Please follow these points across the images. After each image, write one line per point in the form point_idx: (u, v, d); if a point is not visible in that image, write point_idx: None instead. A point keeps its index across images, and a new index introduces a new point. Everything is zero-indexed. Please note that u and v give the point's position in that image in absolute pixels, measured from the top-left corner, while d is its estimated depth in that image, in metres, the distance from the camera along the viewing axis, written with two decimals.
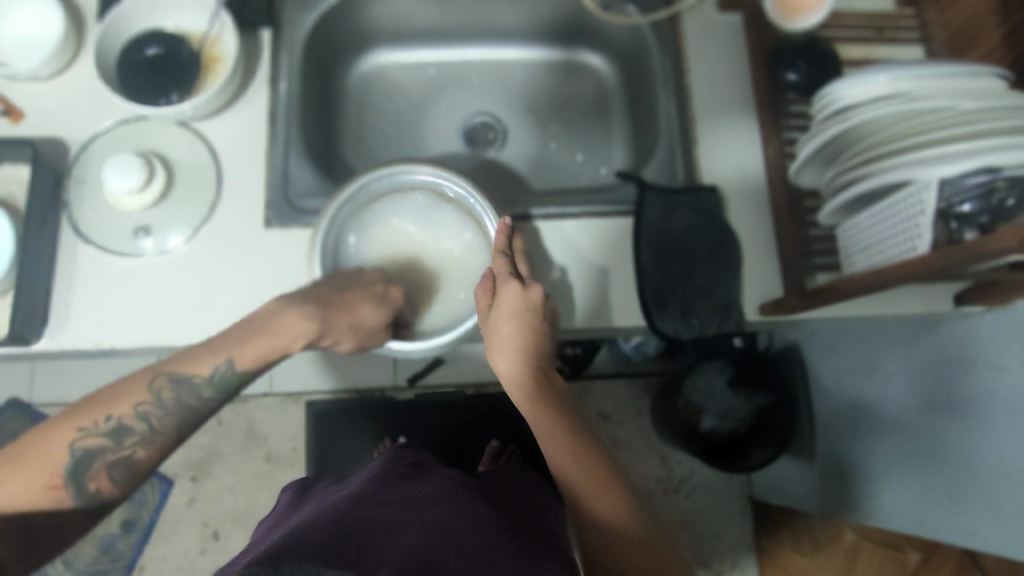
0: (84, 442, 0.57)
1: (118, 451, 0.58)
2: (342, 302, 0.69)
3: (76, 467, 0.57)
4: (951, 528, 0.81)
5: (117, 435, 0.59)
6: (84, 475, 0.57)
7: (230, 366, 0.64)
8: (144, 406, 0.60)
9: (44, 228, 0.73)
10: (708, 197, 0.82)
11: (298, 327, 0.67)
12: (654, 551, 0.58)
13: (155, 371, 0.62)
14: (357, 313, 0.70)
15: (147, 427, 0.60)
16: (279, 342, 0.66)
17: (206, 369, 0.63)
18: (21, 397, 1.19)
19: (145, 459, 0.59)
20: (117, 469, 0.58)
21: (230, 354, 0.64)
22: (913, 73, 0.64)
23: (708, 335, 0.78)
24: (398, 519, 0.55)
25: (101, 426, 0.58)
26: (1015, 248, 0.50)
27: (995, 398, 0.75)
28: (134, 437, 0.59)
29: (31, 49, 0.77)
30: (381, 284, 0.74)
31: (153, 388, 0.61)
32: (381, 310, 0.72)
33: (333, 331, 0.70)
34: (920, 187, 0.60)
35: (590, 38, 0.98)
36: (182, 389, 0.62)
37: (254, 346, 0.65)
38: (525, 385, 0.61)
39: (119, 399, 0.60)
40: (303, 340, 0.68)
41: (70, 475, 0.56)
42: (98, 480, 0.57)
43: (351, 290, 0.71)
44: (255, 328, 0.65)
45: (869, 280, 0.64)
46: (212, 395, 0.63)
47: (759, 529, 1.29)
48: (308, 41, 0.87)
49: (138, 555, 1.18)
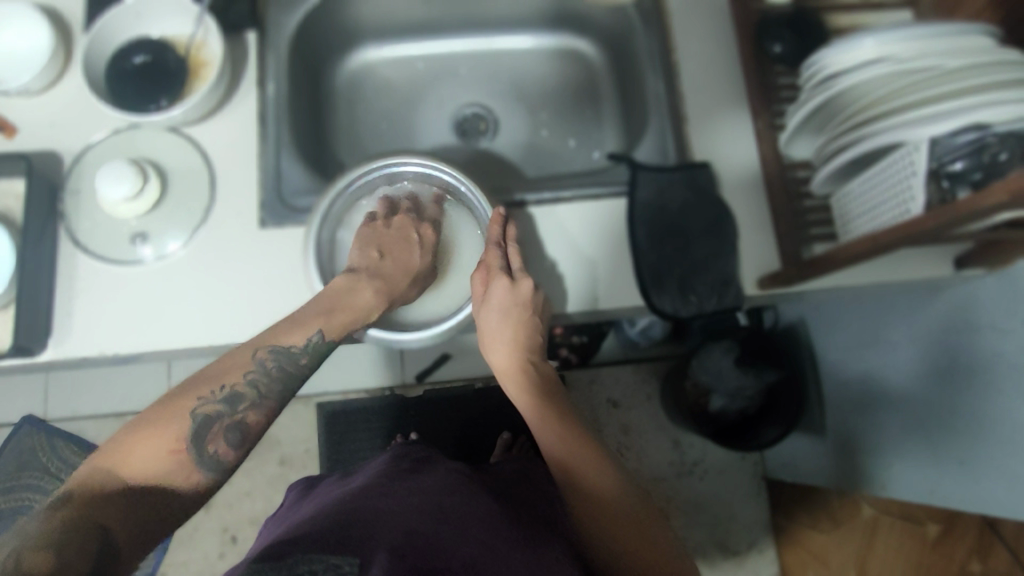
0: (204, 408, 0.53)
1: (234, 416, 0.55)
2: (394, 262, 0.70)
3: (197, 431, 0.52)
4: (965, 496, 0.81)
5: (232, 400, 0.55)
6: (203, 438, 0.53)
7: (322, 337, 0.62)
8: (252, 373, 0.57)
9: (42, 239, 0.74)
10: (700, 173, 0.81)
11: (370, 296, 0.66)
12: (649, 534, 0.57)
13: (257, 345, 0.59)
14: (407, 264, 0.71)
15: (257, 393, 0.57)
16: (358, 308, 0.66)
17: (299, 341, 0.61)
18: (35, 411, 1.21)
19: (256, 423, 0.56)
20: (234, 433, 0.54)
21: (320, 325, 0.62)
22: (901, 36, 0.62)
23: (708, 312, 0.77)
24: (398, 508, 0.55)
25: (217, 395, 0.55)
26: (1008, 202, 0.49)
27: (1003, 361, 0.74)
28: (246, 404, 0.56)
29: (21, 65, 0.78)
30: (414, 231, 0.73)
31: (256, 356, 0.58)
32: (425, 256, 0.72)
33: (400, 291, 0.70)
34: (911, 148, 0.59)
35: (575, 23, 0.98)
36: (283, 357, 0.59)
37: (342, 316, 0.64)
38: (515, 376, 0.63)
39: (227, 368, 0.56)
40: (377, 309, 0.67)
41: (192, 440, 0.52)
42: (217, 444, 0.53)
43: (394, 245, 0.71)
44: (332, 297, 0.64)
45: (863, 247, 0.63)
46: (311, 363, 0.61)
47: (775, 508, 1.28)
48: (294, 41, 0.87)
49: (157, 562, 1.19)
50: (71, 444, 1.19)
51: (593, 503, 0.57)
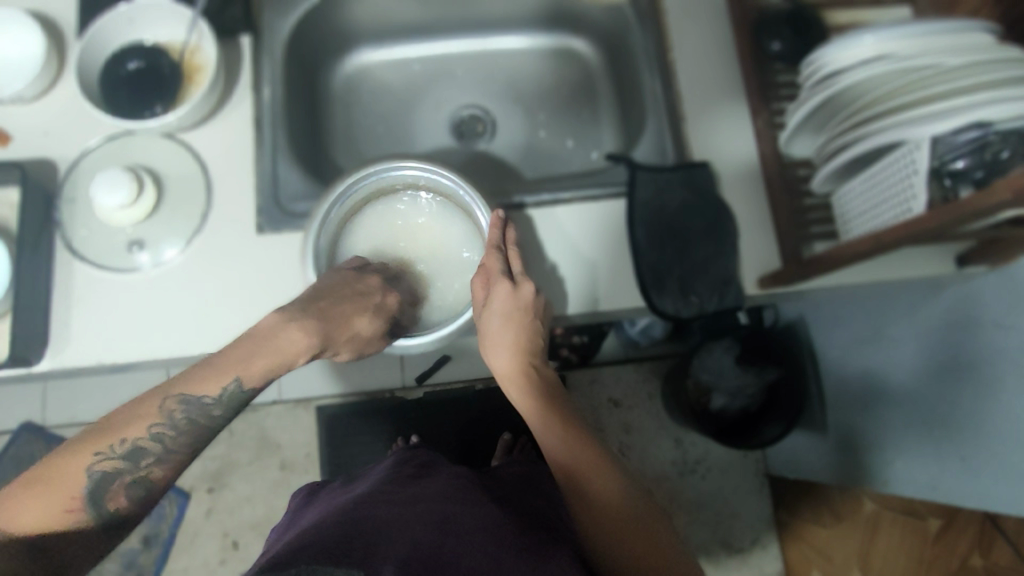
0: (101, 466, 0.50)
1: (135, 472, 0.52)
2: (337, 321, 0.63)
3: (95, 488, 0.50)
4: (967, 494, 0.80)
5: (134, 456, 0.52)
6: (100, 496, 0.51)
7: (239, 386, 0.57)
8: (158, 425, 0.53)
9: (38, 248, 0.73)
10: (700, 172, 0.81)
11: (301, 341, 0.60)
12: (650, 532, 0.57)
13: (164, 392, 0.54)
14: (350, 326, 0.64)
15: (162, 447, 0.53)
16: (282, 358, 0.59)
17: (213, 391, 0.55)
18: (34, 419, 1.20)
19: (161, 478, 0.53)
20: (134, 490, 0.52)
21: (238, 372, 0.56)
22: (901, 33, 0.62)
23: (708, 311, 0.77)
24: (400, 518, 0.55)
25: (117, 450, 0.51)
26: (1011, 201, 0.48)
27: (1004, 357, 0.74)
28: (150, 459, 0.53)
29: (14, 72, 0.78)
30: (380, 294, 0.67)
31: (163, 408, 0.53)
32: (376, 320, 0.67)
33: (333, 346, 0.64)
34: (912, 147, 0.59)
35: (572, 22, 0.97)
36: (194, 410, 0.54)
37: (262, 362, 0.57)
38: (517, 380, 0.62)
39: (130, 420, 0.52)
40: (304, 357, 0.60)
41: (89, 497, 0.50)
42: (116, 500, 0.51)
43: (343, 303, 0.64)
44: (257, 343, 0.58)
45: (865, 246, 0.63)
46: (225, 412, 0.57)
47: (778, 504, 1.28)
48: (289, 45, 0.86)
49: (159, 569, 1.19)
50: None
51: (596, 506, 0.57)
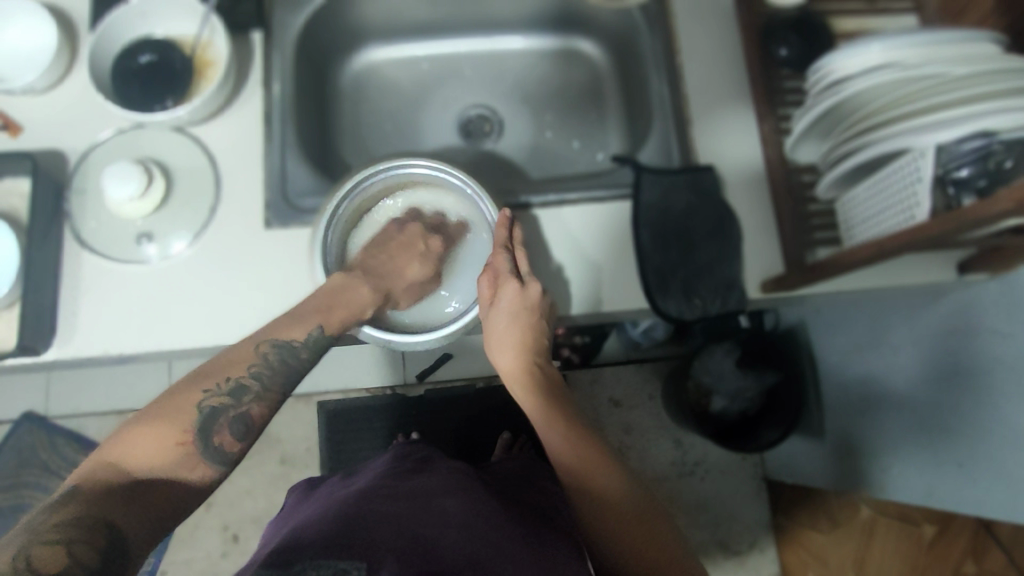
0: (210, 401, 0.56)
1: (238, 407, 0.57)
2: (390, 266, 0.72)
3: (204, 423, 0.55)
4: (965, 500, 0.81)
5: (237, 393, 0.57)
6: (209, 431, 0.55)
7: (322, 331, 0.64)
8: (256, 365, 0.60)
9: (48, 238, 0.74)
10: (704, 176, 0.82)
11: (367, 295, 0.68)
12: (648, 527, 0.57)
13: (257, 339, 0.61)
14: (400, 275, 0.73)
15: (261, 385, 0.59)
16: (354, 308, 0.67)
17: (299, 336, 0.63)
18: (36, 409, 1.21)
19: (260, 415, 0.58)
20: (238, 426, 0.56)
21: (320, 321, 0.64)
22: (907, 42, 0.63)
23: (711, 314, 0.78)
24: (404, 512, 0.55)
25: (223, 388, 0.57)
26: (1013, 210, 0.49)
27: (1003, 365, 0.75)
28: (250, 397, 0.58)
29: (27, 64, 0.78)
30: (421, 241, 0.74)
31: (258, 350, 0.60)
32: (426, 266, 0.74)
33: (391, 294, 0.72)
34: (917, 155, 0.59)
35: (581, 24, 0.98)
36: (285, 350, 0.61)
37: (340, 313, 0.65)
38: (521, 379, 0.63)
39: (231, 362, 0.59)
40: (371, 307, 0.68)
41: (200, 431, 0.54)
42: (222, 436, 0.55)
43: (394, 254, 0.73)
44: (330, 294, 0.66)
45: (869, 251, 0.63)
46: (311, 356, 0.64)
47: (775, 508, 1.29)
48: (300, 42, 0.87)
49: (158, 561, 1.19)
50: (72, 443, 1.19)
51: (598, 503, 0.57)
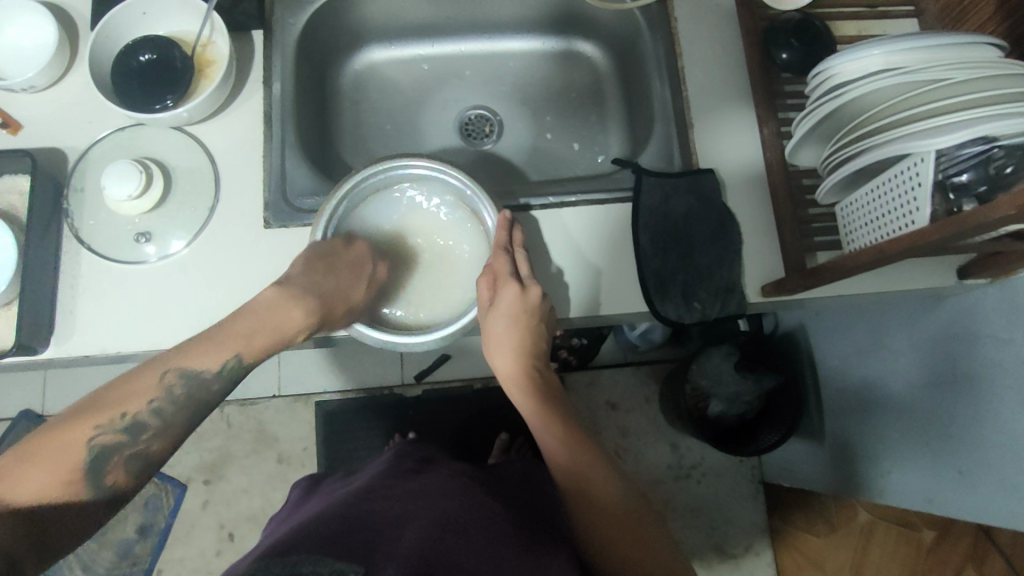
0: (101, 438, 0.55)
1: (134, 444, 0.57)
2: (337, 287, 0.70)
3: (95, 459, 0.55)
4: (963, 505, 0.81)
5: (133, 430, 0.57)
6: (101, 468, 0.55)
7: (240, 361, 0.63)
8: (156, 400, 0.58)
9: (47, 237, 0.73)
10: (705, 179, 0.81)
11: (299, 318, 0.67)
12: (642, 531, 0.58)
13: (165, 367, 0.59)
14: (347, 296, 0.72)
15: (161, 422, 0.58)
16: (284, 330, 0.66)
17: (215, 365, 0.62)
18: (33, 406, 1.20)
19: (159, 451, 0.58)
20: (133, 463, 0.57)
21: (239, 349, 0.63)
22: (909, 45, 0.63)
23: (711, 318, 0.78)
24: (402, 513, 0.55)
25: (117, 424, 0.56)
26: (1014, 215, 0.49)
27: (1002, 370, 0.75)
28: (148, 433, 0.58)
29: (28, 61, 0.78)
30: (368, 264, 0.74)
31: (162, 383, 0.59)
32: (367, 291, 0.74)
33: (331, 317, 0.70)
34: (918, 159, 0.59)
35: (582, 26, 0.98)
36: (192, 384, 0.60)
37: (262, 339, 0.64)
38: (521, 381, 0.64)
39: (129, 396, 0.57)
40: (301, 333, 0.67)
41: (91, 468, 0.55)
42: (116, 472, 0.56)
43: (339, 273, 0.71)
44: (258, 317, 0.65)
45: (869, 255, 0.63)
46: (222, 387, 0.62)
47: (772, 512, 1.28)
48: (301, 41, 0.87)
49: (154, 559, 1.19)
50: None
51: (595, 503, 0.58)
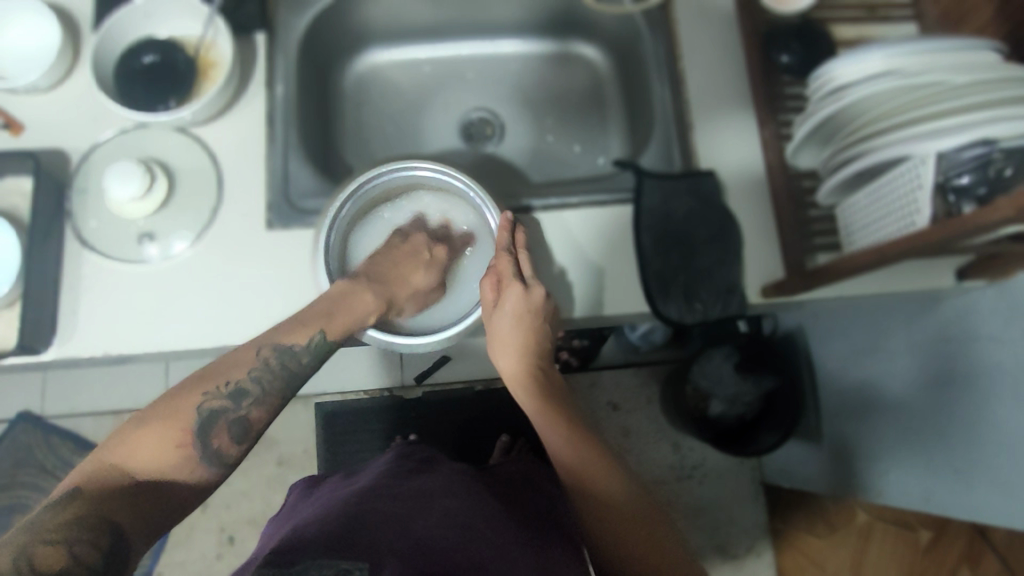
0: (209, 404, 0.54)
1: (237, 411, 0.56)
2: (395, 272, 0.70)
3: (202, 426, 0.54)
4: (960, 505, 0.81)
5: (236, 396, 0.56)
6: (207, 434, 0.54)
7: (324, 337, 0.62)
8: (256, 370, 0.58)
9: (49, 237, 0.73)
10: (705, 181, 0.82)
11: (372, 301, 0.66)
12: (647, 527, 0.58)
13: (261, 342, 0.59)
14: (409, 279, 0.71)
15: (261, 389, 0.57)
16: (359, 311, 0.64)
17: (303, 340, 0.60)
18: (32, 409, 1.20)
19: (259, 419, 0.57)
20: (236, 430, 0.55)
21: (324, 325, 0.62)
22: (907, 49, 0.63)
23: (711, 318, 0.79)
24: (407, 511, 0.55)
25: (222, 390, 0.55)
26: (1013, 217, 0.50)
27: (999, 371, 0.75)
28: (249, 400, 0.57)
29: (30, 63, 0.78)
30: (426, 249, 0.74)
31: (260, 354, 0.58)
32: (431, 274, 0.73)
33: (397, 301, 0.69)
34: (917, 161, 0.60)
35: (583, 29, 0.98)
36: (287, 355, 0.59)
37: (343, 318, 0.63)
38: (523, 381, 0.64)
39: (231, 365, 0.57)
40: (375, 314, 0.66)
41: (199, 433, 0.53)
42: (220, 439, 0.54)
43: (401, 260, 0.71)
44: (333, 299, 0.64)
45: (869, 257, 0.64)
46: (313, 362, 0.61)
47: (772, 512, 1.28)
48: (303, 43, 0.87)
49: (154, 562, 1.19)
50: (67, 443, 1.19)
51: (600, 501, 0.57)
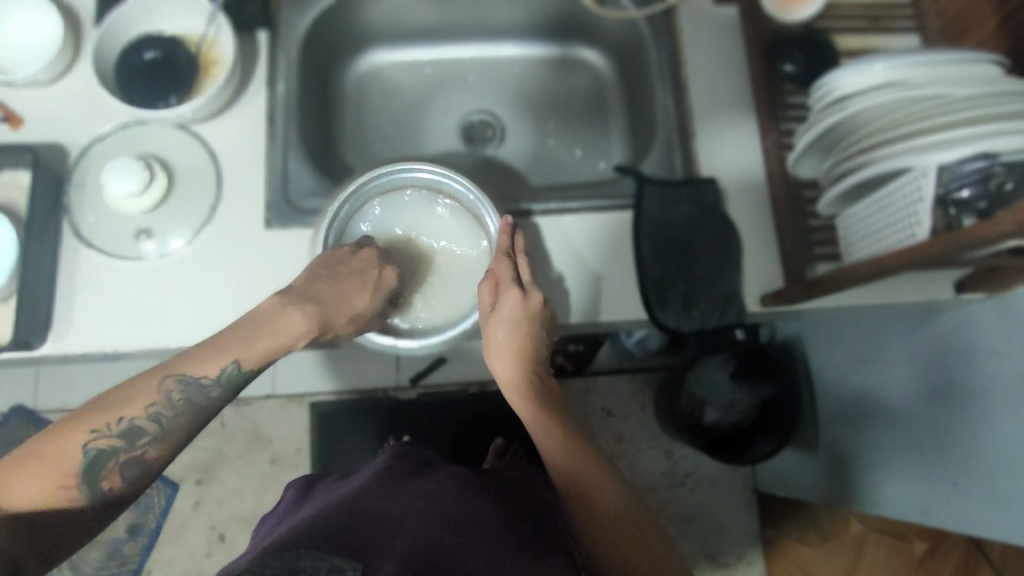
0: (96, 443, 0.50)
1: (132, 451, 0.52)
2: (335, 293, 0.64)
3: (89, 466, 0.50)
4: (955, 517, 0.81)
5: (131, 436, 0.52)
6: (96, 474, 0.50)
7: (238, 368, 0.57)
8: (156, 405, 0.53)
9: (46, 231, 0.73)
10: (706, 189, 0.82)
11: (301, 322, 0.61)
12: (638, 531, 0.58)
13: (165, 371, 0.54)
14: (352, 304, 0.65)
15: (160, 427, 0.53)
16: (286, 335, 0.60)
17: (213, 371, 0.55)
18: (24, 403, 1.19)
19: (159, 458, 0.53)
20: (131, 470, 0.52)
21: (235, 354, 0.57)
22: (909, 61, 0.64)
23: (710, 327, 0.78)
24: (400, 514, 0.55)
25: (114, 427, 0.51)
26: (1014, 232, 0.49)
27: (997, 384, 0.75)
28: (146, 439, 0.53)
29: (29, 56, 0.78)
30: (375, 270, 0.68)
31: (162, 387, 0.54)
32: (375, 298, 0.68)
33: (333, 325, 0.65)
34: (918, 173, 0.60)
35: (586, 33, 0.98)
36: (193, 390, 0.55)
37: (263, 344, 0.58)
38: (518, 388, 0.63)
39: (128, 398, 0.52)
40: (304, 339, 0.61)
41: (85, 475, 0.50)
42: (111, 480, 0.51)
43: (345, 279, 0.65)
44: (257, 323, 0.59)
45: (869, 268, 0.63)
46: (223, 394, 0.57)
47: (765, 521, 1.28)
48: (306, 41, 0.87)
49: (144, 558, 1.18)
50: None
51: (595, 506, 0.58)
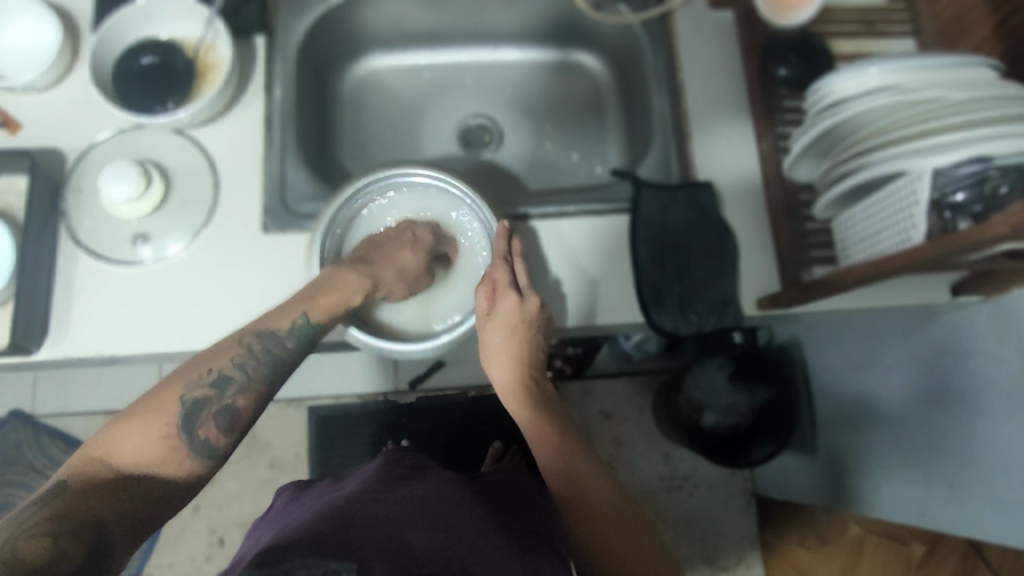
0: (192, 394, 0.53)
1: (222, 399, 0.54)
2: (380, 255, 0.69)
3: (187, 415, 0.53)
4: (953, 520, 0.81)
5: (220, 384, 0.55)
6: (193, 423, 0.53)
7: (306, 319, 0.61)
8: (240, 356, 0.57)
9: (44, 236, 0.73)
10: (702, 193, 0.82)
11: (356, 281, 0.65)
12: (633, 534, 0.58)
13: (244, 330, 0.59)
14: (397, 261, 0.70)
15: (245, 376, 0.56)
16: (344, 292, 0.64)
17: (285, 324, 0.60)
18: (23, 408, 1.19)
19: (246, 407, 0.55)
20: (223, 418, 0.54)
21: (303, 308, 0.61)
22: (905, 65, 0.64)
23: (707, 330, 0.78)
24: (398, 517, 0.54)
25: (205, 379, 0.54)
26: (1009, 235, 0.50)
27: (992, 387, 0.75)
28: (235, 388, 0.55)
29: (28, 62, 0.78)
30: (409, 231, 0.73)
31: (243, 342, 0.57)
32: (418, 254, 0.72)
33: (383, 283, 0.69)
34: (913, 177, 0.60)
35: (583, 38, 0.99)
36: (269, 340, 0.58)
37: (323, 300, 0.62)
38: (517, 391, 0.63)
39: (214, 354, 0.56)
40: (361, 293, 0.65)
41: (183, 424, 0.52)
42: (207, 429, 0.53)
43: (386, 245, 0.71)
44: (319, 280, 0.64)
45: (865, 270, 0.64)
46: (297, 345, 0.60)
47: (763, 524, 1.29)
48: (302, 46, 0.87)
49: (142, 564, 1.18)
50: (58, 443, 1.18)
51: (588, 507, 0.58)
